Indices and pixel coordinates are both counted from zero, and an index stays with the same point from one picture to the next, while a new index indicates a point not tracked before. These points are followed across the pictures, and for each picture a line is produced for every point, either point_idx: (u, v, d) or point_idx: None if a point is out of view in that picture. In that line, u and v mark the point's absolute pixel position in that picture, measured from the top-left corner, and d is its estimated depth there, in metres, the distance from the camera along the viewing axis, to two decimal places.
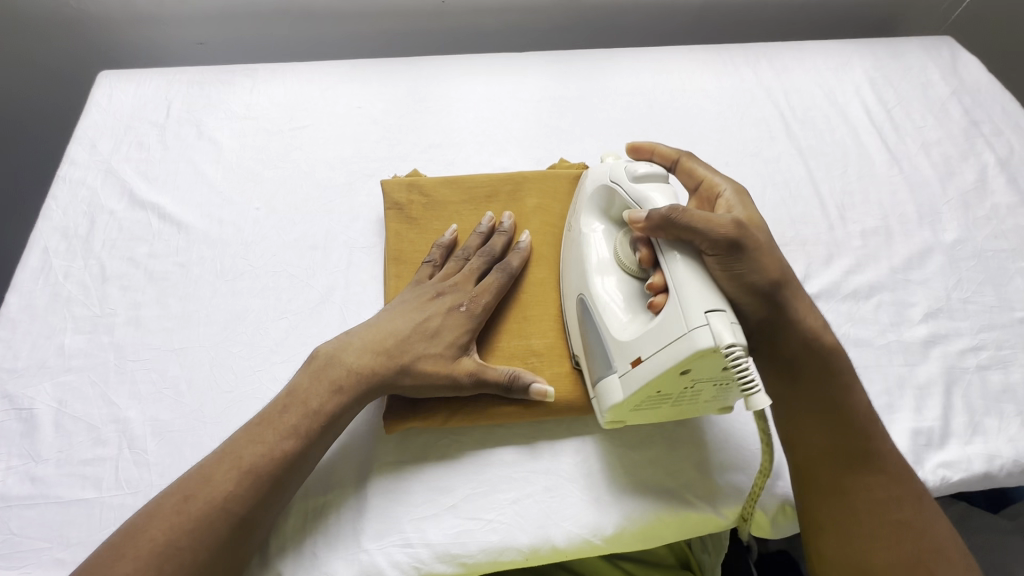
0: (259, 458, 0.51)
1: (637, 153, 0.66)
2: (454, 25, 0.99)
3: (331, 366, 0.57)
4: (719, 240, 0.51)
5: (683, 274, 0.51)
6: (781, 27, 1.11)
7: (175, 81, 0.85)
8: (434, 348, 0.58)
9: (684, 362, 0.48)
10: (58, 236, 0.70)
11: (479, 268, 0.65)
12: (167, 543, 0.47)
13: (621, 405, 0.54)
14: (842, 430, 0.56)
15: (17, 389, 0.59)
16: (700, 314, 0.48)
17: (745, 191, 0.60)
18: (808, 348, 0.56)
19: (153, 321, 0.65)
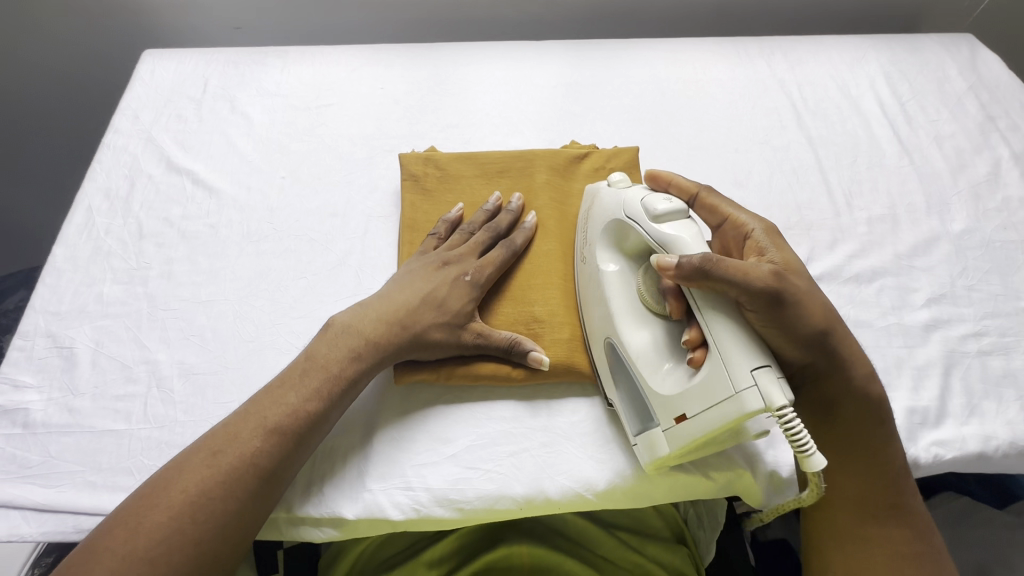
0: (284, 416, 0.54)
1: (656, 182, 0.64)
2: (476, 15, 1.04)
3: (346, 331, 0.60)
4: (759, 292, 0.49)
5: (722, 334, 0.49)
6: (799, 24, 1.12)
7: (212, 60, 0.91)
8: (443, 315, 0.62)
9: (734, 422, 0.48)
10: (101, 196, 0.76)
11: (484, 242, 0.68)
12: (197, 495, 0.48)
13: (669, 457, 0.54)
14: (875, 476, 0.54)
15: (60, 329, 0.65)
16: (746, 376, 0.47)
17: (776, 231, 0.58)
18: (854, 397, 0.54)
19: (183, 275, 0.69)
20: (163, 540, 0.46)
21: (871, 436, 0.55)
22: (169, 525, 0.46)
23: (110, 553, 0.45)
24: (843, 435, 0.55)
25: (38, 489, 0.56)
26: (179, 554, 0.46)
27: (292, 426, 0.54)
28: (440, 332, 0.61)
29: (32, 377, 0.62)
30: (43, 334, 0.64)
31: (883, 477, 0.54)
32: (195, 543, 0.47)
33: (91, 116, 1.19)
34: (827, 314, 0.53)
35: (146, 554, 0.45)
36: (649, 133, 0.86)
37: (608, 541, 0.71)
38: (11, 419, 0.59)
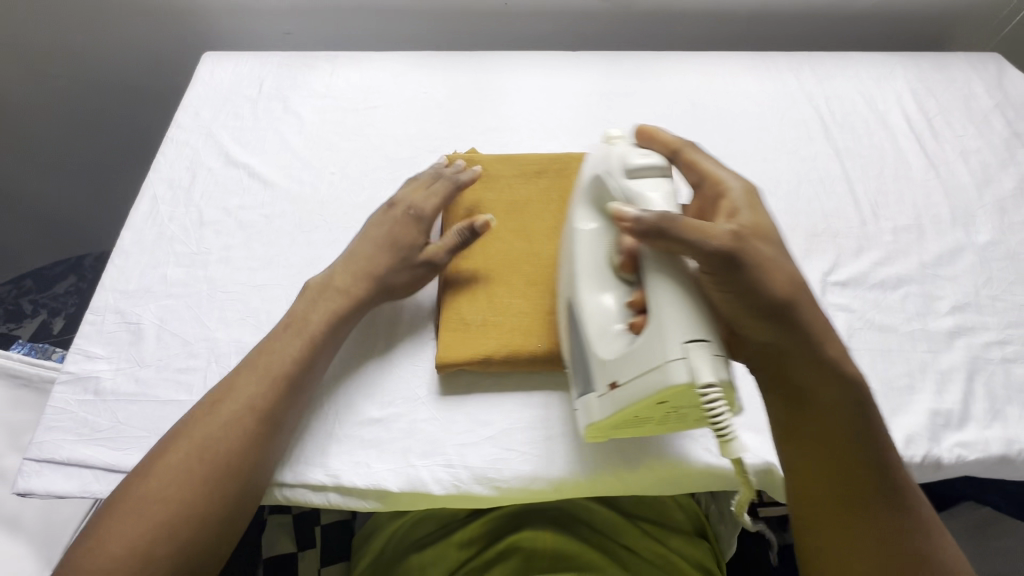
0: (272, 363, 0.60)
1: (643, 138, 0.66)
2: (514, 25, 1.09)
3: (327, 287, 0.67)
4: (712, 252, 0.51)
5: (664, 297, 0.49)
6: (826, 40, 1.15)
7: (267, 63, 0.97)
8: (399, 253, 0.69)
9: (658, 395, 0.48)
10: (165, 186, 0.81)
11: (442, 195, 0.73)
12: (204, 439, 0.54)
13: (602, 424, 0.56)
14: (845, 450, 0.55)
15: (128, 307, 0.70)
16: (677, 346, 0.47)
17: (755, 193, 0.60)
18: (818, 362, 0.56)
19: (240, 261, 0.74)
20: (174, 480, 0.52)
21: (837, 412, 0.55)
22: (181, 465, 0.53)
23: (133, 494, 0.51)
24: (810, 408, 0.56)
25: (108, 451, 0.60)
26: (192, 490, 0.52)
27: (279, 371, 0.59)
28: (399, 277, 0.69)
29: (102, 349, 0.66)
30: (112, 310, 0.69)
31: (856, 450, 0.55)
32: (203, 479, 0.53)
33: (149, 121, 1.27)
34: (791, 281, 0.55)
35: (161, 491, 0.51)
36: None
37: (630, 531, 0.73)
38: (83, 386, 0.64)
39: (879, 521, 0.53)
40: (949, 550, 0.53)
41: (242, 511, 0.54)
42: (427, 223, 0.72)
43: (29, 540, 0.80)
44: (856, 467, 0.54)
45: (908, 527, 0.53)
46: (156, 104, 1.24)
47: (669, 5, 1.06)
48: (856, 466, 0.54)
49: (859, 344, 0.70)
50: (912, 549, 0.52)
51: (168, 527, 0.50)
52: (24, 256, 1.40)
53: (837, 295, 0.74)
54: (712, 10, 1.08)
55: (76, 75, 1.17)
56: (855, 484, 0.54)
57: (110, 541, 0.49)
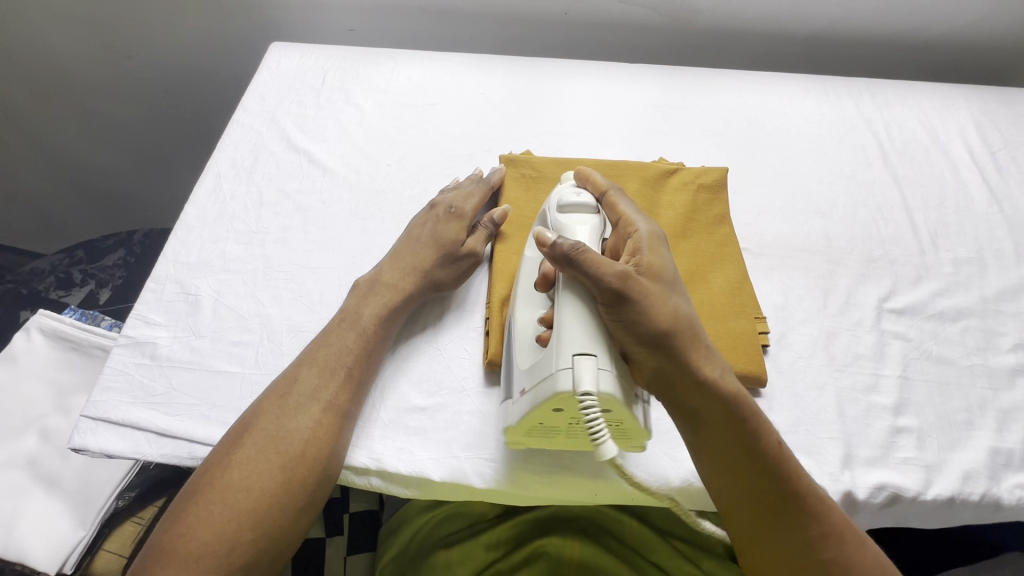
0: (333, 355, 0.62)
1: (579, 179, 0.69)
2: (571, 34, 1.11)
3: (377, 284, 0.68)
4: (606, 286, 0.52)
5: (566, 316, 0.54)
6: (884, 69, 1.14)
7: (332, 56, 1.00)
8: (445, 246, 0.71)
9: (549, 401, 0.52)
10: (228, 165, 0.83)
11: (479, 195, 0.76)
12: (276, 429, 0.56)
13: (513, 433, 0.57)
14: (743, 471, 0.55)
15: (187, 278, 0.71)
16: (567, 358, 0.51)
17: (660, 238, 0.60)
18: (722, 408, 0.55)
19: (296, 242, 0.76)
20: (256, 469, 0.54)
21: (740, 436, 0.54)
22: (259, 455, 0.54)
23: (217, 485, 0.53)
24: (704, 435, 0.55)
25: (161, 416, 0.61)
26: (274, 481, 0.53)
27: (341, 363, 0.61)
28: (447, 270, 0.70)
29: (160, 316, 0.68)
30: (172, 281, 0.71)
31: (751, 467, 0.54)
32: (285, 468, 0.54)
33: (211, 112, 1.34)
34: (676, 321, 0.54)
35: (243, 481, 0.53)
36: (735, 157, 0.89)
37: (661, 549, 0.71)
38: (141, 350, 0.65)
39: (790, 533, 0.54)
40: (868, 556, 0.54)
41: (319, 501, 0.56)
42: (468, 219, 0.74)
43: (65, 500, 0.81)
44: (755, 488, 0.54)
45: (815, 537, 0.54)
46: (220, 95, 1.30)
47: (729, 24, 1.07)
48: (757, 484, 0.54)
49: (916, 374, 0.68)
50: (824, 558, 0.54)
51: (252, 516, 0.52)
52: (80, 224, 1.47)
53: (894, 322, 0.72)
54: (771, 32, 1.08)
55: (151, 61, 1.22)
56: (759, 498, 0.55)
57: (196, 532, 0.50)
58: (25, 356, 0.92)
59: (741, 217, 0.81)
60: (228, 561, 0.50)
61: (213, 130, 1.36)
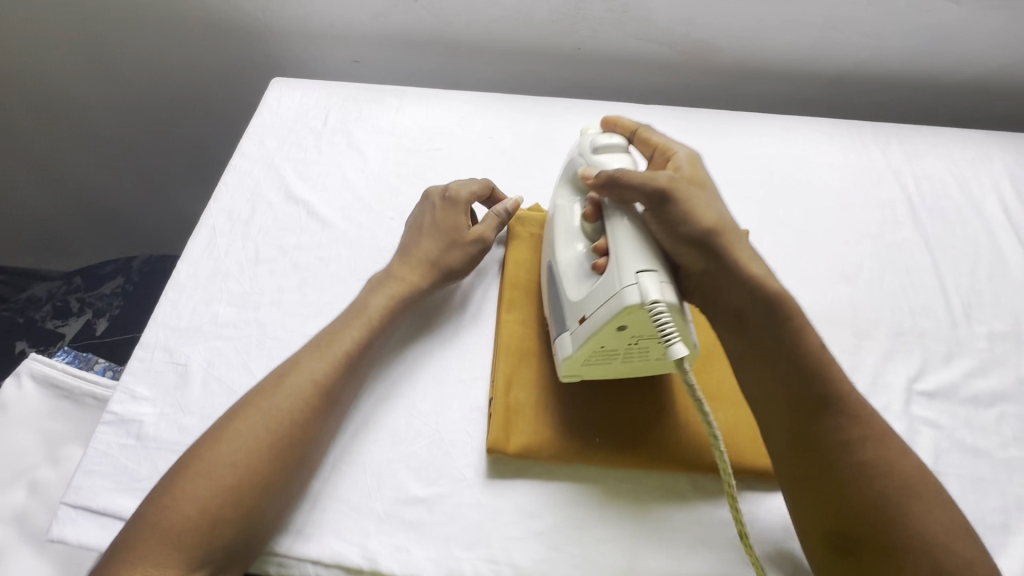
0: (337, 342, 0.60)
1: (606, 125, 0.77)
2: (583, 70, 1.06)
3: (383, 279, 0.67)
4: (652, 196, 0.62)
5: (621, 238, 0.60)
6: (912, 109, 1.09)
7: (336, 94, 0.96)
8: (449, 236, 0.70)
9: (617, 318, 0.56)
10: (224, 217, 0.80)
11: (479, 186, 0.74)
12: (270, 409, 0.55)
13: (575, 358, 0.61)
14: (780, 361, 0.61)
15: (177, 346, 0.68)
16: (631, 275, 0.56)
17: (697, 158, 0.71)
18: (755, 301, 0.63)
19: (293, 305, 0.72)
20: (241, 447, 0.53)
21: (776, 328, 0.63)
22: (248, 433, 0.54)
23: (203, 459, 0.52)
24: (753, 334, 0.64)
25: None
26: (257, 460, 0.53)
27: (343, 351, 0.60)
28: (456, 259, 0.69)
29: (147, 390, 0.65)
30: (161, 348, 0.68)
31: (792, 361, 0.61)
32: (269, 450, 0.53)
33: (214, 145, 1.31)
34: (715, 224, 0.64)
35: (228, 457, 0.52)
36: (755, 213, 0.84)
37: None
38: (127, 429, 0.62)
39: (827, 436, 0.58)
40: (909, 467, 0.56)
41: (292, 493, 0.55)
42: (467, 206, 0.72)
43: (54, 561, 0.79)
44: (794, 378, 0.60)
45: (855, 439, 0.57)
46: (220, 126, 1.27)
47: (749, 63, 1.02)
48: (795, 381, 0.60)
49: (948, 468, 0.63)
50: (862, 459, 0.56)
51: (235, 493, 0.51)
52: (93, 248, 1.46)
53: (923, 406, 0.68)
54: (794, 70, 1.03)
55: (155, 87, 1.19)
56: (801, 400, 0.60)
57: (179, 503, 0.50)
58: (15, 403, 0.90)
59: None
60: (208, 539, 0.49)
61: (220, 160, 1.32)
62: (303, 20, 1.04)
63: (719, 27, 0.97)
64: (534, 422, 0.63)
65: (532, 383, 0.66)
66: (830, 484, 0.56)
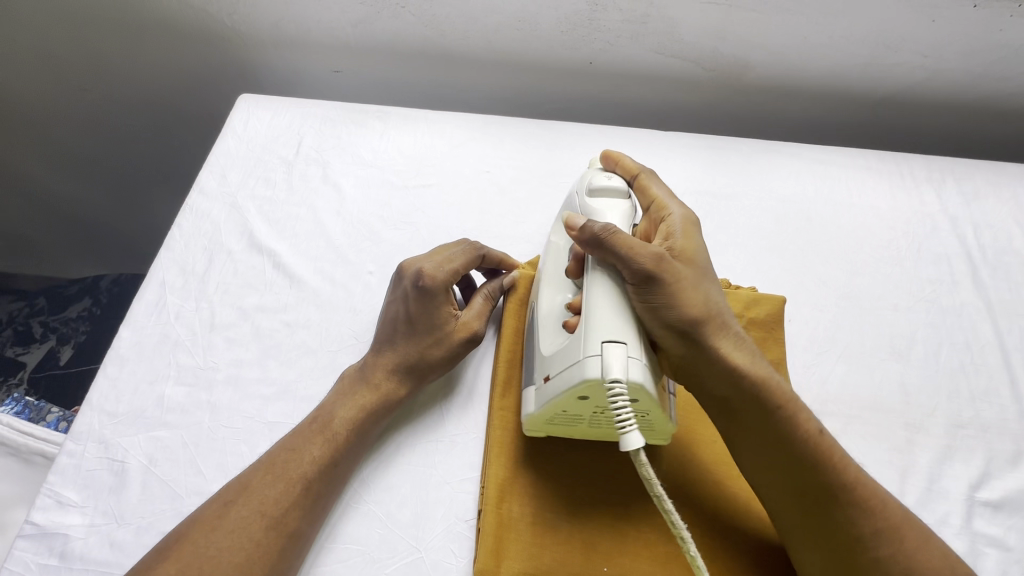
0: (295, 463, 0.52)
1: (605, 162, 0.63)
2: (596, 87, 0.93)
3: (356, 383, 0.58)
4: (638, 267, 0.49)
5: (595, 299, 0.50)
6: (970, 136, 0.96)
7: (311, 116, 0.84)
8: (422, 337, 0.59)
9: (576, 388, 0.48)
10: (176, 270, 0.69)
11: (462, 262, 0.62)
12: (207, 546, 0.47)
13: (533, 418, 0.53)
14: (786, 464, 0.49)
15: (114, 437, 0.58)
16: (595, 344, 0.47)
17: (694, 221, 0.56)
18: (745, 397, 0.49)
19: (251, 384, 0.62)
20: None
21: (773, 424, 0.49)
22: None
23: None
24: (741, 428, 0.50)
25: None
26: None
27: (301, 474, 0.52)
28: (428, 365, 0.59)
29: (76, 494, 0.55)
30: (95, 439, 0.58)
31: (794, 459, 0.49)
32: None
33: (182, 153, 1.14)
34: (705, 306, 0.50)
35: None
36: (790, 271, 0.73)
37: None
38: (49, 545, 0.53)
39: (839, 533, 0.47)
40: (932, 560, 0.47)
41: None
42: (446, 296, 0.60)
43: None
44: (799, 485, 0.49)
45: (869, 533, 0.47)
46: (189, 141, 1.12)
47: (785, 82, 0.89)
48: (798, 479, 0.49)
49: None
50: (881, 557, 0.46)
51: None
52: (68, 263, 1.27)
53: (986, 521, 0.58)
54: (837, 92, 0.90)
55: (112, 96, 1.05)
56: (806, 493, 0.48)
57: None
58: None
59: (798, 358, 0.66)
60: None
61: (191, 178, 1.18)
62: (275, 24, 0.90)
63: (753, 41, 0.84)
64: (530, 542, 0.52)
65: (529, 489, 0.55)
66: None
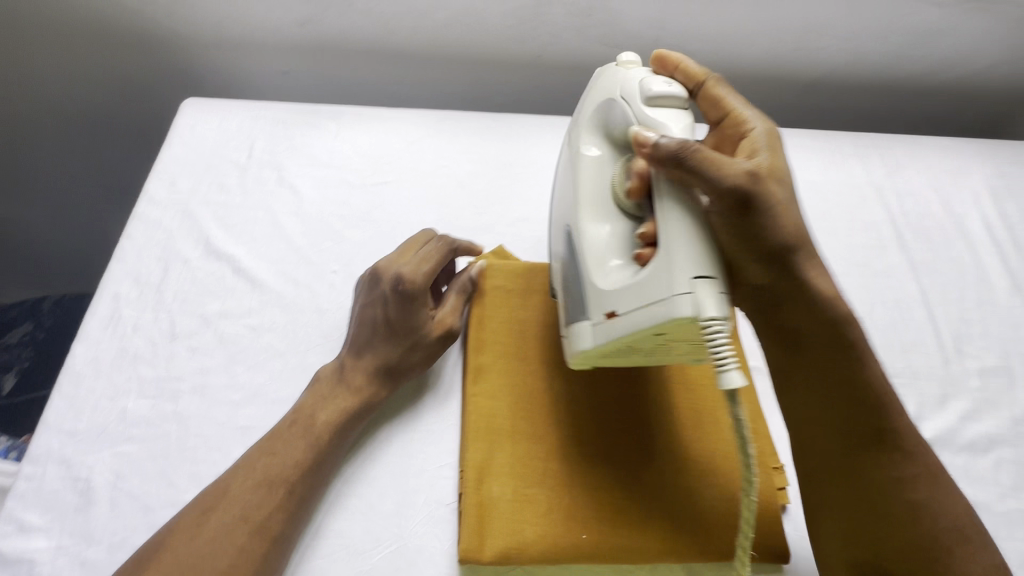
0: (273, 467, 0.52)
1: (662, 64, 0.55)
2: (546, 80, 0.96)
3: (337, 384, 0.59)
4: (726, 192, 0.45)
5: (672, 229, 0.46)
6: (890, 113, 1.04)
7: (260, 118, 0.82)
8: (403, 338, 0.60)
9: (658, 327, 0.45)
10: (129, 281, 0.67)
11: (434, 259, 0.63)
12: (188, 556, 0.46)
13: (588, 353, 0.52)
14: (841, 409, 0.51)
15: (76, 456, 0.56)
16: (684, 280, 0.44)
17: (777, 135, 0.51)
18: (814, 326, 0.51)
19: (219, 392, 0.61)
20: None
21: (838, 363, 0.50)
22: None
23: None
24: (810, 366, 0.51)
25: None
26: None
27: (282, 478, 0.52)
28: (409, 366, 0.61)
29: (39, 517, 0.53)
30: (55, 460, 0.56)
31: (834, 396, 0.51)
32: None
33: (123, 167, 1.10)
34: (795, 230, 0.49)
35: None
36: None
37: None
38: (12, 572, 0.51)
39: (871, 473, 0.50)
40: (957, 505, 0.49)
41: None
42: (424, 298, 0.61)
43: None
44: (858, 428, 0.50)
45: (908, 477, 0.49)
46: (129, 150, 1.08)
47: (723, 68, 0.94)
48: (845, 428, 0.51)
49: None
50: (914, 500, 0.49)
51: None
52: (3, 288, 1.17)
53: None
54: (771, 76, 0.96)
55: (40, 106, 0.99)
56: (853, 436, 0.51)
57: None
58: None
59: (749, 326, 0.71)
60: None
61: (135, 191, 1.13)
62: (216, 26, 0.88)
63: (690, 31, 0.88)
64: (509, 519, 0.54)
65: (505, 470, 0.56)
66: (873, 526, 0.49)
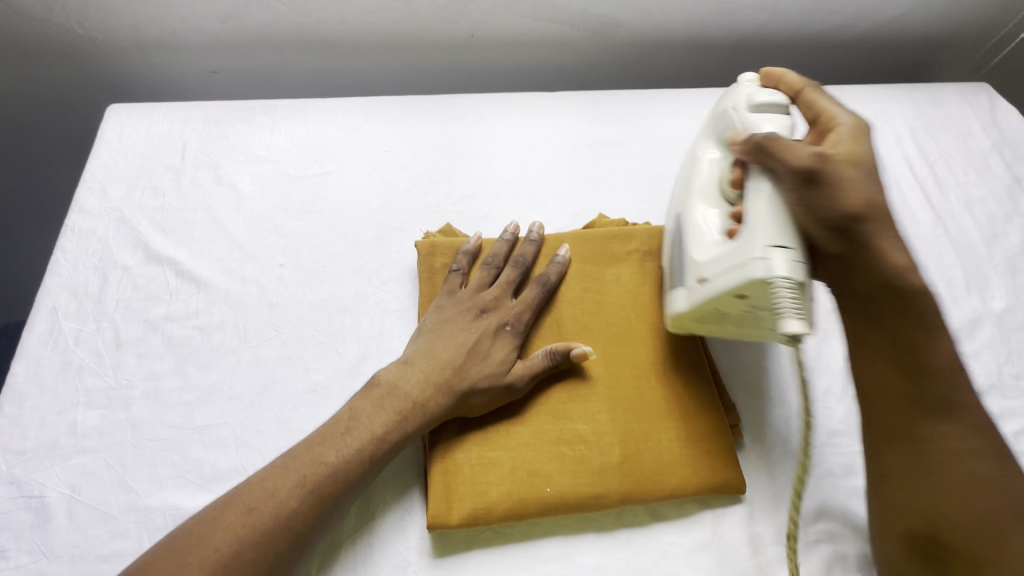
0: (319, 472, 0.50)
1: (767, 78, 0.63)
2: (481, 59, 0.96)
3: (394, 396, 0.55)
4: (800, 168, 0.51)
5: (760, 203, 0.53)
6: (816, 66, 1.08)
7: (190, 118, 0.80)
8: (490, 366, 0.58)
9: (739, 287, 0.51)
10: (67, 295, 0.65)
11: (535, 292, 0.63)
12: (231, 553, 0.45)
13: (683, 315, 0.57)
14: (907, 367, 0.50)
15: (26, 474, 0.55)
16: (762, 247, 0.50)
17: (864, 129, 0.56)
18: (884, 292, 0.51)
19: (172, 395, 0.60)
20: None
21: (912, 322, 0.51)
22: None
23: None
24: (863, 316, 0.52)
25: None
26: None
27: (326, 482, 0.49)
28: (483, 398, 0.57)
29: None
30: (4, 481, 0.55)
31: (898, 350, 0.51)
32: None
33: (48, 181, 1.05)
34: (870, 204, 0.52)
35: None
36: None
37: None
38: None
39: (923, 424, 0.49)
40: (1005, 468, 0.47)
41: None
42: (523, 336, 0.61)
43: None
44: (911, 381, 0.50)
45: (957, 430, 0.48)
46: (57, 167, 1.04)
47: (653, 35, 0.97)
48: (906, 371, 0.50)
49: None
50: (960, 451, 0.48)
51: None
52: None
53: None
54: (699, 39, 0.98)
55: None
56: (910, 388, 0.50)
57: None
58: None
59: None
60: None
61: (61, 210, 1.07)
62: (135, 29, 0.85)
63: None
64: (474, 482, 0.55)
65: (477, 437, 0.57)
66: (920, 477, 0.48)
